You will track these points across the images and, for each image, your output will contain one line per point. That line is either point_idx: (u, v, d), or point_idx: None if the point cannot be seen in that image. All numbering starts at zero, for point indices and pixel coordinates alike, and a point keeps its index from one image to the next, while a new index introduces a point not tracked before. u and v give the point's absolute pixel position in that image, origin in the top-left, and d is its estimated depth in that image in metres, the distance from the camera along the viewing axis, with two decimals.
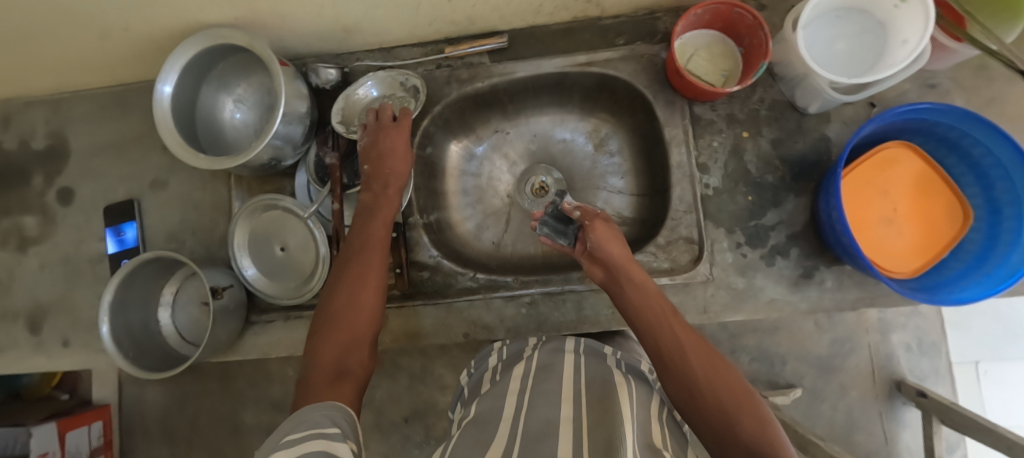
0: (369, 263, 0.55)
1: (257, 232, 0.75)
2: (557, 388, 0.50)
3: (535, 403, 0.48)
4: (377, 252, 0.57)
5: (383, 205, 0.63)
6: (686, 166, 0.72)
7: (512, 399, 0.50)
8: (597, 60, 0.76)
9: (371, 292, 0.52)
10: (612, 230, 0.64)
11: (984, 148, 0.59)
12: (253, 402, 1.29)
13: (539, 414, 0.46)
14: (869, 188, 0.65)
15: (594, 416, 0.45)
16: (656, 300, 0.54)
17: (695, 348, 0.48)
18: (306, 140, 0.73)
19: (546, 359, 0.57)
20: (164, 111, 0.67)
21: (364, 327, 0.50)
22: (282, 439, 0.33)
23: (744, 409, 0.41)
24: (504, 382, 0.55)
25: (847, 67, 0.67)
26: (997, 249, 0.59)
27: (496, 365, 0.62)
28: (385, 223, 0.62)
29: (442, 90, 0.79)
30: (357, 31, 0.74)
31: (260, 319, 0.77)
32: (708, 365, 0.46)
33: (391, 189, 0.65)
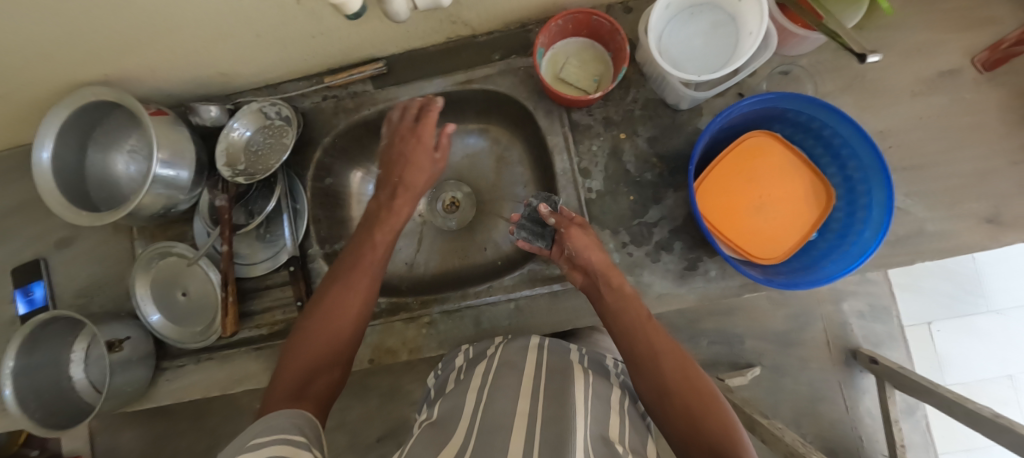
0: (360, 285, 0.54)
1: (159, 281, 0.76)
2: (515, 383, 0.49)
3: (491, 398, 0.46)
4: (339, 283, 0.54)
5: (386, 222, 0.62)
6: (568, 172, 0.73)
7: (471, 396, 0.49)
8: (477, 77, 0.77)
9: (355, 302, 0.52)
10: (590, 235, 0.63)
11: (832, 130, 0.61)
12: (222, 439, 1.30)
13: (495, 407, 0.45)
14: (738, 177, 0.66)
15: (551, 410, 0.43)
16: (627, 307, 0.56)
17: (666, 352, 0.50)
18: (195, 185, 0.74)
19: (508, 357, 0.56)
20: (45, 175, 0.68)
21: (341, 344, 0.49)
22: (247, 443, 0.32)
23: (714, 417, 0.44)
24: (465, 381, 0.53)
25: (706, 62, 0.69)
26: (854, 226, 0.61)
27: (461, 365, 0.61)
28: (387, 236, 0.61)
29: (330, 121, 0.80)
30: (233, 74, 0.74)
31: (171, 365, 0.77)
32: (680, 371, 0.48)
33: (406, 200, 0.65)
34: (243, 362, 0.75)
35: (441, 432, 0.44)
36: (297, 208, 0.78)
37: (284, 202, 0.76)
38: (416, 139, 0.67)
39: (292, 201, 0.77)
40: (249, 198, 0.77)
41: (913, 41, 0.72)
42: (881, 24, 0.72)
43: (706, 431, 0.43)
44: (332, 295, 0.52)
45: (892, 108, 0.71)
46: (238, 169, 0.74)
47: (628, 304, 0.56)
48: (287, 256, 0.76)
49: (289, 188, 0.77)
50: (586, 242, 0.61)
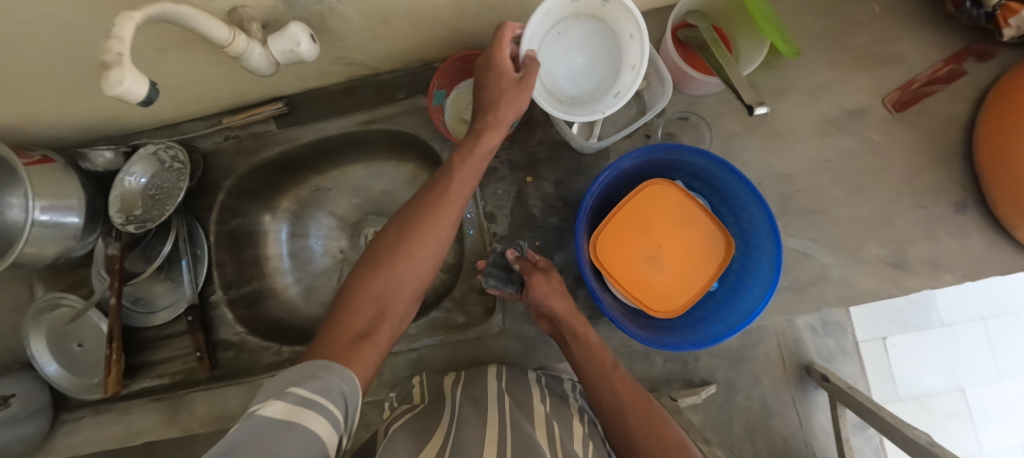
0: (424, 246, 0.46)
1: (53, 331, 0.73)
2: (483, 416, 0.47)
3: (462, 430, 0.44)
4: (452, 200, 0.48)
5: (475, 147, 0.49)
6: (473, 217, 0.71)
7: (440, 426, 0.46)
8: (380, 117, 0.74)
9: (432, 249, 0.46)
10: (554, 284, 0.59)
11: (725, 181, 0.60)
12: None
13: (463, 437, 0.42)
14: (636, 226, 0.64)
15: (518, 442, 0.41)
16: (598, 356, 0.55)
17: (635, 402, 0.50)
18: (87, 232, 0.71)
19: (471, 392, 0.55)
20: None
21: (387, 323, 0.43)
22: (271, 403, 0.30)
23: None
24: (431, 412, 0.51)
25: (588, 85, 0.58)
26: (747, 280, 0.60)
27: (416, 398, 0.59)
28: (483, 155, 0.50)
29: (232, 161, 0.77)
30: (124, 117, 0.71)
31: (70, 416, 0.75)
32: (647, 424, 0.47)
33: (495, 127, 0.49)
34: (141, 414, 0.73)
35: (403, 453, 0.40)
36: (197, 252, 0.76)
37: (182, 248, 0.74)
38: (500, 48, 0.48)
39: (192, 245, 0.75)
40: (146, 243, 0.75)
41: (821, 80, 0.70)
42: (788, 64, 0.70)
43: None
44: (420, 219, 0.46)
45: (799, 150, 0.69)
46: (132, 216, 0.72)
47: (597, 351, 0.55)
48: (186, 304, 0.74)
49: (189, 230, 0.75)
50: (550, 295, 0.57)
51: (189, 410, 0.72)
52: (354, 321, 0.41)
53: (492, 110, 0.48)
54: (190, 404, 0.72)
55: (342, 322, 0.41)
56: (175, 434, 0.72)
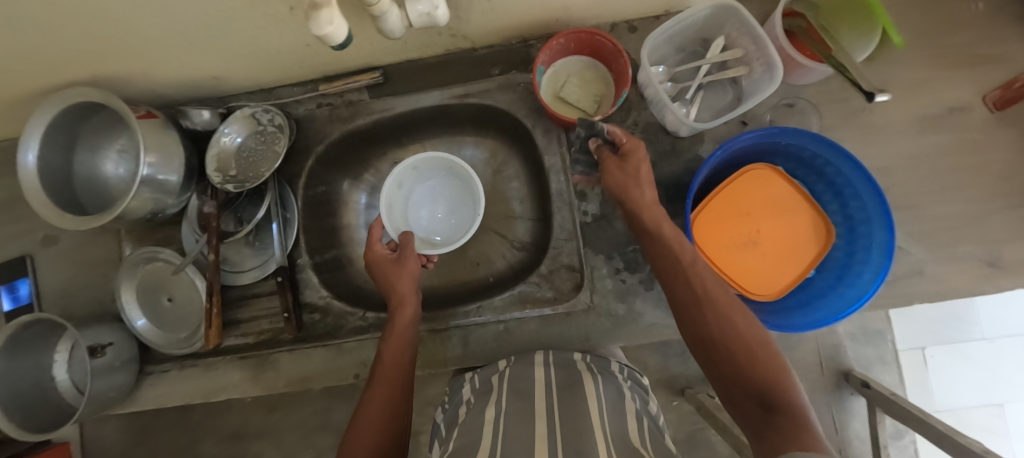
0: (383, 390, 0.51)
1: (145, 285, 0.75)
2: (530, 410, 0.47)
3: (510, 425, 0.45)
4: (395, 349, 0.57)
5: (402, 301, 0.62)
6: (565, 195, 0.72)
7: (488, 427, 0.45)
8: (474, 91, 0.75)
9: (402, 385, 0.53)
10: (638, 164, 0.58)
11: (835, 168, 0.60)
12: (210, 433, 1.31)
13: (513, 435, 0.42)
14: (737, 210, 0.64)
15: (566, 437, 0.41)
16: (674, 253, 0.52)
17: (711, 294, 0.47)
18: (184, 189, 0.72)
19: (516, 382, 0.55)
20: (31, 179, 0.67)
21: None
22: None
23: (759, 356, 0.40)
24: (480, 411, 0.50)
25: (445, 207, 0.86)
26: (852, 268, 0.60)
27: (469, 395, 0.58)
28: (408, 323, 0.61)
29: (323, 128, 0.78)
30: (226, 78, 0.73)
31: (155, 369, 0.76)
32: (721, 317, 0.45)
33: (405, 297, 0.63)
34: (227, 371, 0.75)
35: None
36: (287, 216, 0.77)
37: (274, 210, 0.74)
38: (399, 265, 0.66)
39: (283, 209, 0.76)
40: (238, 204, 0.75)
41: (920, 76, 0.70)
42: (889, 58, 0.70)
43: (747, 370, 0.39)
44: (388, 363, 0.55)
45: (895, 145, 0.70)
46: (229, 175, 0.73)
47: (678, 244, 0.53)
48: (275, 266, 0.75)
49: (281, 195, 0.76)
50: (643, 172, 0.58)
51: (275, 367, 0.74)
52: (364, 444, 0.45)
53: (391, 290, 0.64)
54: (276, 363, 0.75)
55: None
56: (259, 392, 0.74)
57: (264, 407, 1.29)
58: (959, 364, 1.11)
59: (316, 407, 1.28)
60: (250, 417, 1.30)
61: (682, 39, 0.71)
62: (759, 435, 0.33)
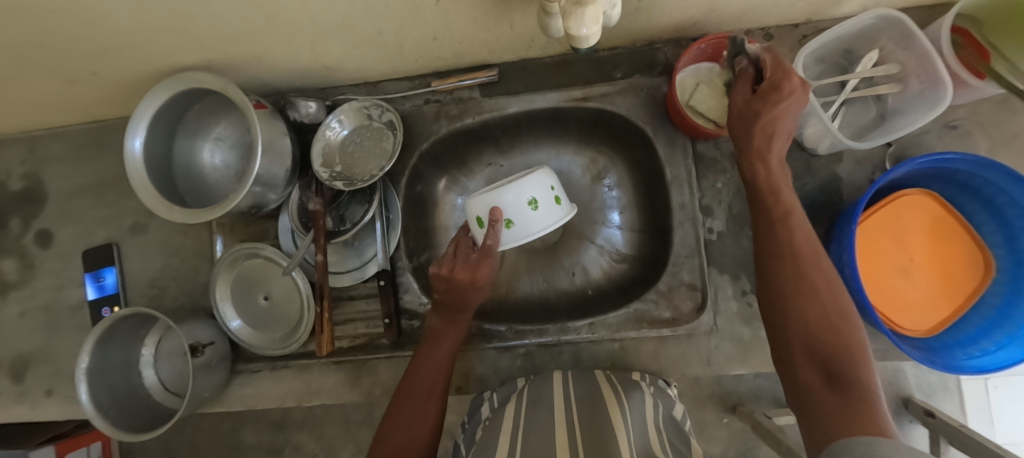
0: (427, 408, 0.54)
1: (240, 281, 0.72)
2: (549, 423, 0.51)
3: (530, 436, 0.49)
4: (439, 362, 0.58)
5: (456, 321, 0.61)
6: (690, 209, 0.68)
7: (507, 440, 0.49)
8: (595, 95, 0.71)
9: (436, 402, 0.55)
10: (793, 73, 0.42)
11: (1009, 197, 0.54)
12: (250, 422, 1.12)
13: (536, 446, 0.46)
14: (885, 238, 0.60)
15: (590, 445, 0.45)
16: (787, 227, 0.42)
17: (811, 271, 0.39)
18: (289, 183, 0.69)
19: (535, 396, 0.59)
20: (137, 165, 0.63)
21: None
22: None
23: (856, 362, 0.34)
24: (501, 425, 0.54)
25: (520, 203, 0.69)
26: (1019, 307, 0.54)
27: (486, 416, 0.62)
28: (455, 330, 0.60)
29: (430, 126, 0.74)
30: (338, 69, 0.69)
31: (246, 368, 0.74)
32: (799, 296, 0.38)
33: (461, 314, 0.61)
34: (322, 374, 0.73)
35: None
36: (389, 218, 0.73)
37: (379, 213, 0.71)
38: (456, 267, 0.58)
39: (386, 211, 0.73)
40: (341, 202, 0.72)
41: None
42: None
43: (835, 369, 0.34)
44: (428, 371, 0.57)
45: None
46: (335, 171, 0.70)
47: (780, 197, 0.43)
48: (377, 268, 0.71)
49: (385, 196, 0.72)
50: (786, 115, 0.43)
51: (373, 375, 0.72)
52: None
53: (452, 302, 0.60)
54: (374, 369, 0.72)
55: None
56: (356, 397, 0.72)
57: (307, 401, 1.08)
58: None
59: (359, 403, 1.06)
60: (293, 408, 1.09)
61: (825, 50, 0.67)
62: (829, 437, 0.30)
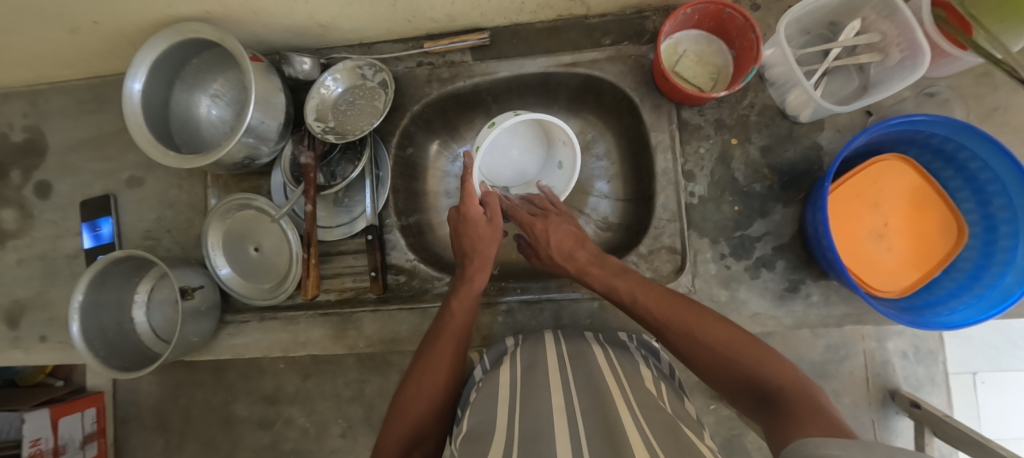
0: (441, 355, 0.53)
1: (232, 233, 0.74)
2: (545, 382, 0.47)
3: (527, 398, 0.44)
4: (464, 315, 0.58)
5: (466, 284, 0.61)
6: (673, 174, 0.69)
7: (504, 408, 0.44)
8: (583, 60, 0.73)
9: (447, 353, 0.53)
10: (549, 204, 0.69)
11: (982, 163, 0.56)
12: (242, 395, 1.10)
13: (533, 408, 0.41)
14: (861, 203, 0.62)
15: (589, 404, 0.41)
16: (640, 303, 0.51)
17: (685, 316, 0.47)
18: (281, 138, 0.71)
19: (529, 359, 0.54)
20: (134, 109, 0.65)
21: (428, 424, 0.48)
22: None
23: (776, 374, 0.39)
24: (489, 388, 0.50)
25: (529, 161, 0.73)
26: (990, 269, 0.56)
27: (480, 377, 0.58)
28: (471, 293, 0.60)
29: (421, 89, 0.76)
30: (333, 28, 0.70)
31: (234, 319, 0.76)
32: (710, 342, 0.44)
33: (480, 267, 0.62)
34: (310, 326, 0.74)
35: (475, 449, 0.38)
36: (379, 175, 0.75)
37: (368, 168, 0.72)
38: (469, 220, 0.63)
39: (375, 168, 0.74)
40: (332, 160, 0.74)
41: None
42: None
43: (759, 380, 0.39)
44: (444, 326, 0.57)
45: None
46: (327, 126, 0.71)
47: (634, 290, 0.53)
48: (365, 224, 0.73)
49: (375, 153, 0.74)
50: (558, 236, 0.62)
51: (358, 327, 0.74)
52: (420, 401, 0.49)
53: (473, 255, 0.62)
54: (359, 322, 0.74)
55: (404, 414, 0.48)
56: (341, 351, 0.74)
57: (299, 373, 1.07)
58: (1012, 390, 1.04)
59: (349, 378, 1.05)
60: (284, 382, 1.07)
61: (810, 22, 0.68)
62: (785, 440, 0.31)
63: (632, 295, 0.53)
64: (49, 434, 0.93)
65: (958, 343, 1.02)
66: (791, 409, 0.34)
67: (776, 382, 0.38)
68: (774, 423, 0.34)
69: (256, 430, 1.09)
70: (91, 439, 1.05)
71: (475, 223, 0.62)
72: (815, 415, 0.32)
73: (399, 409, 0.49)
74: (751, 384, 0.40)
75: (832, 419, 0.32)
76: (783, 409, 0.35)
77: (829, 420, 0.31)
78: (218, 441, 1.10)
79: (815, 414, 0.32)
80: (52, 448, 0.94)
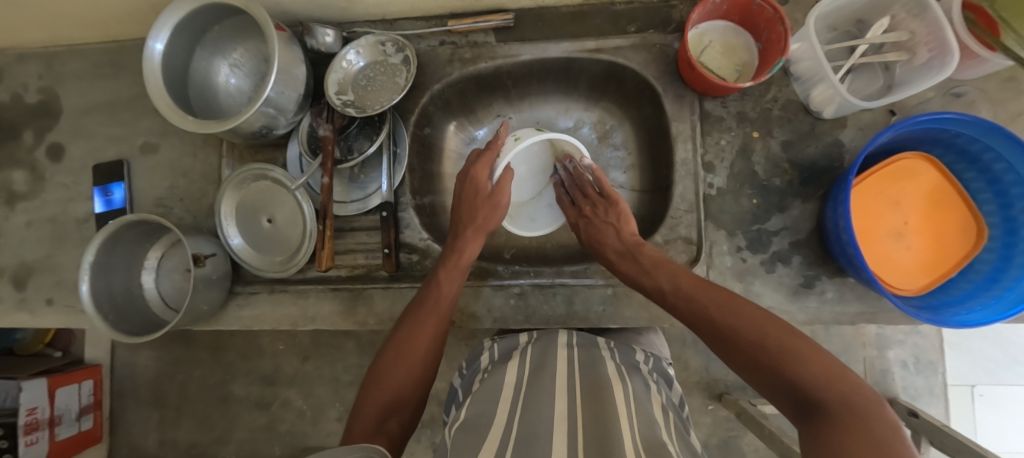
0: (426, 324, 0.53)
1: (245, 203, 0.73)
2: (549, 386, 0.46)
3: (529, 402, 0.43)
4: (451, 285, 0.59)
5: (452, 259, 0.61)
6: (691, 165, 0.69)
7: (504, 407, 0.44)
8: (607, 47, 0.72)
9: (428, 330, 0.53)
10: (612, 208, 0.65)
11: (1005, 164, 0.56)
12: (241, 375, 1.10)
13: (534, 411, 0.42)
14: (881, 200, 0.62)
15: (590, 413, 0.41)
16: (683, 297, 0.49)
17: (727, 310, 0.44)
18: (300, 109, 0.70)
19: (538, 359, 0.53)
20: (154, 71, 0.64)
21: (409, 391, 0.49)
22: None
23: (819, 376, 0.36)
24: (497, 377, 0.51)
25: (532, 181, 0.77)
26: (1008, 271, 0.56)
27: (486, 366, 0.59)
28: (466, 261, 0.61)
29: (443, 68, 0.75)
30: (359, 2, 0.70)
31: (243, 290, 0.75)
32: (734, 331, 0.42)
33: (471, 239, 0.62)
34: (319, 301, 0.74)
35: (469, 439, 0.39)
36: (396, 151, 0.74)
37: (387, 144, 0.72)
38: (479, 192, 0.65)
39: (393, 144, 0.74)
40: (349, 134, 0.74)
41: None
42: None
43: (801, 386, 0.36)
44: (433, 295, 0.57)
45: None
46: (346, 101, 0.71)
47: (675, 280, 0.52)
48: (379, 201, 0.73)
49: (394, 129, 0.73)
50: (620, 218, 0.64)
51: (369, 304, 0.73)
52: (398, 373, 0.49)
53: (467, 222, 0.64)
54: (370, 299, 0.73)
55: (380, 384, 0.49)
56: (350, 326, 0.73)
57: (298, 356, 1.07)
58: (1013, 403, 1.04)
59: (348, 363, 1.05)
60: (284, 364, 1.08)
61: (838, 18, 0.68)
62: None
63: (671, 286, 0.51)
64: (45, 404, 0.94)
65: (962, 354, 1.02)
66: (837, 425, 0.31)
67: (825, 393, 0.34)
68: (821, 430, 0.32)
69: (253, 410, 1.09)
70: (87, 410, 1.05)
71: (477, 187, 0.65)
72: (859, 436, 0.29)
73: (377, 374, 0.50)
74: (789, 388, 0.37)
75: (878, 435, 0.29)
76: (827, 423, 0.32)
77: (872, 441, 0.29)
78: (218, 418, 1.10)
79: (860, 437, 0.29)
80: (48, 418, 0.95)
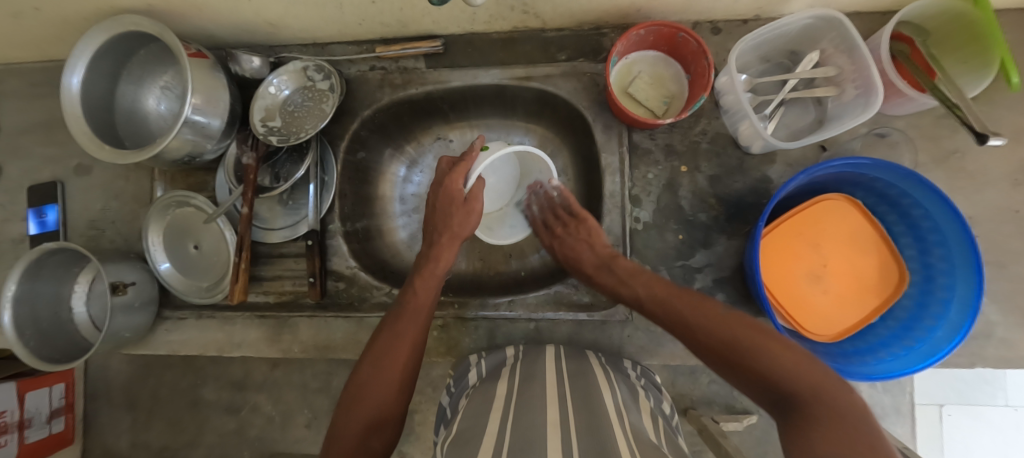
0: (404, 334, 0.51)
1: (173, 228, 0.73)
2: (541, 396, 0.45)
3: (521, 412, 0.42)
4: (428, 293, 0.57)
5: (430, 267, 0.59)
6: (619, 199, 0.67)
7: (496, 416, 0.42)
8: (537, 75, 0.70)
9: (407, 340, 0.51)
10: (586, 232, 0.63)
11: (924, 210, 0.54)
12: (210, 379, 1.00)
13: (527, 420, 0.40)
14: (801, 242, 0.60)
15: (584, 421, 0.39)
16: (661, 305, 0.49)
17: (701, 312, 0.44)
18: (227, 135, 0.69)
19: (528, 372, 0.53)
20: (72, 102, 0.63)
21: (391, 404, 0.46)
22: None
23: (793, 373, 0.35)
24: (491, 390, 0.51)
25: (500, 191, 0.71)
26: (923, 321, 0.56)
27: (474, 383, 0.59)
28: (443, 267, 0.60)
29: (374, 93, 0.74)
30: (283, 27, 0.68)
31: (172, 315, 0.76)
32: (710, 329, 0.42)
33: (447, 245, 0.61)
34: (245, 327, 0.74)
35: (465, 448, 0.37)
36: (325, 179, 0.74)
37: (313, 171, 0.71)
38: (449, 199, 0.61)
39: (321, 172, 0.73)
40: (277, 160, 0.73)
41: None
42: (997, 99, 0.64)
43: (774, 381, 0.36)
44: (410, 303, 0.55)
45: (989, 195, 0.64)
46: (272, 128, 0.70)
47: (651, 288, 0.52)
48: (306, 228, 0.71)
49: (321, 156, 0.73)
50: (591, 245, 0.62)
51: (293, 332, 0.74)
52: (378, 383, 0.46)
53: (440, 229, 0.62)
54: (295, 326, 0.74)
55: (365, 396, 0.45)
56: (275, 353, 0.74)
57: None
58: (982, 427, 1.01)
59: None
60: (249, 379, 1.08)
61: (770, 49, 0.66)
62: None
63: (648, 293, 0.52)
64: (14, 407, 0.82)
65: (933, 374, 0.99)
66: (811, 419, 0.31)
67: (794, 385, 0.34)
68: (792, 430, 0.31)
69: None
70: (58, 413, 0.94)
71: (450, 198, 0.60)
72: (837, 427, 0.29)
73: (356, 389, 0.46)
74: (768, 386, 0.36)
75: (855, 425, 0.29)
76: (802, 416, 0.32)
77: (856, 437, 0.28)
78: None
79: (841, 430, 0.29)
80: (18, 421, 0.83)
